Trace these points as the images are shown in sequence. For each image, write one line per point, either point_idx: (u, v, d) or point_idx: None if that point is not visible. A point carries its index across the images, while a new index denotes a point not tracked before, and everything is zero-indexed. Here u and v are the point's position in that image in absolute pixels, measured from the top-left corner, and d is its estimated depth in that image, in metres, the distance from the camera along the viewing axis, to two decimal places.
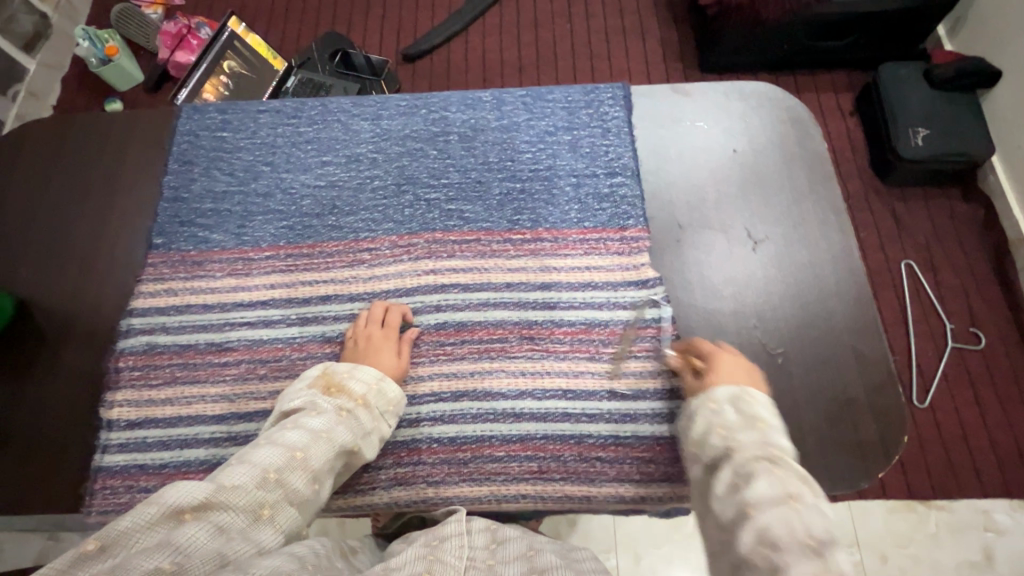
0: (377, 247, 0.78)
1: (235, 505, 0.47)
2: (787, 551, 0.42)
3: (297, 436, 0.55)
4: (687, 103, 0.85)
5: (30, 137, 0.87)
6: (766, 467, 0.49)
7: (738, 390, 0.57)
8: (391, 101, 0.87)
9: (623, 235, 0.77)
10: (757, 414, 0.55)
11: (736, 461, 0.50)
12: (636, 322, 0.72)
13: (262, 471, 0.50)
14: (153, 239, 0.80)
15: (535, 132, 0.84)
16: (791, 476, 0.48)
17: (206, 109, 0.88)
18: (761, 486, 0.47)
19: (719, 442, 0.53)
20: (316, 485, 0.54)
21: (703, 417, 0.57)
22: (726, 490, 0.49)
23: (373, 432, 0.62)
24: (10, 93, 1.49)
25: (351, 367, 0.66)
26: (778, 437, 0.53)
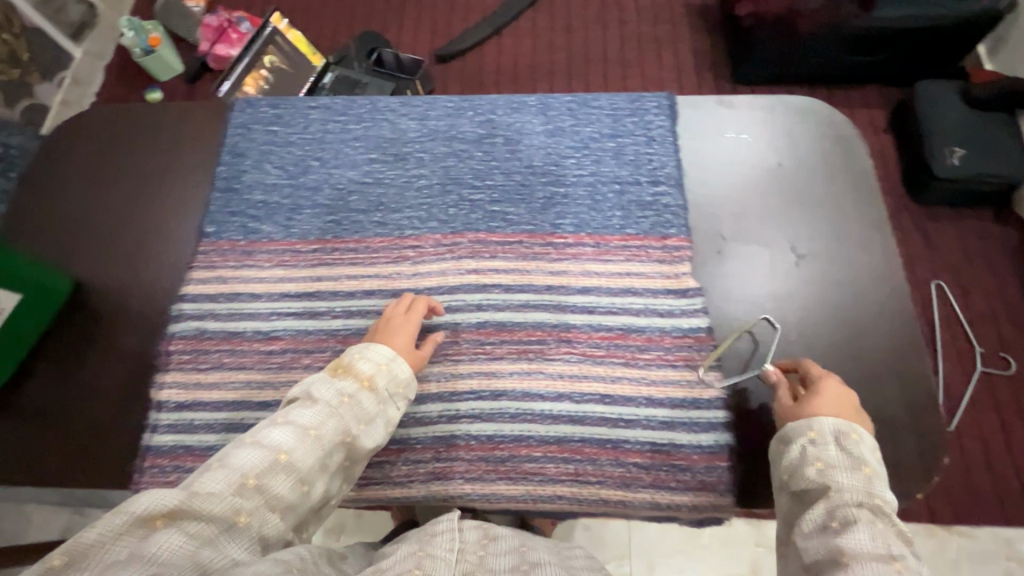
0: (421, 245, 0.79)
1: (210, 512, 0.48)
2: None
3: (284, 434, 0.56)
4: (731, 115, 0.86)
5: (91, 123, 0.91)
6: (866, 518, 0.51)
7: (849, 427, 0.57)
8: (438, 102, 0.89)
9: (665, 244, 0.77)
10: (863, 459, 0.55)
11: (835, 504, 0.52)
12: (673, 330, 0.73)
13: (240, 478, 0.51)
14: (205, 228, 0.82)
15: (579, 138, 0.85)
16: (894, 536, 0.50)
17: (258, 103, 0.91)
18: (857, 537, 0.49)
19: (816, 476, 0.55)
20: (304, 487, 0.55)
21: (796, 445, 0.58)
22: (817, 530, 0.51)
23: (378, 415, 0.62)
24: (57, 80, 1.54)
25: (363, 348, 0.66)
26: (884, 487, 0.54)
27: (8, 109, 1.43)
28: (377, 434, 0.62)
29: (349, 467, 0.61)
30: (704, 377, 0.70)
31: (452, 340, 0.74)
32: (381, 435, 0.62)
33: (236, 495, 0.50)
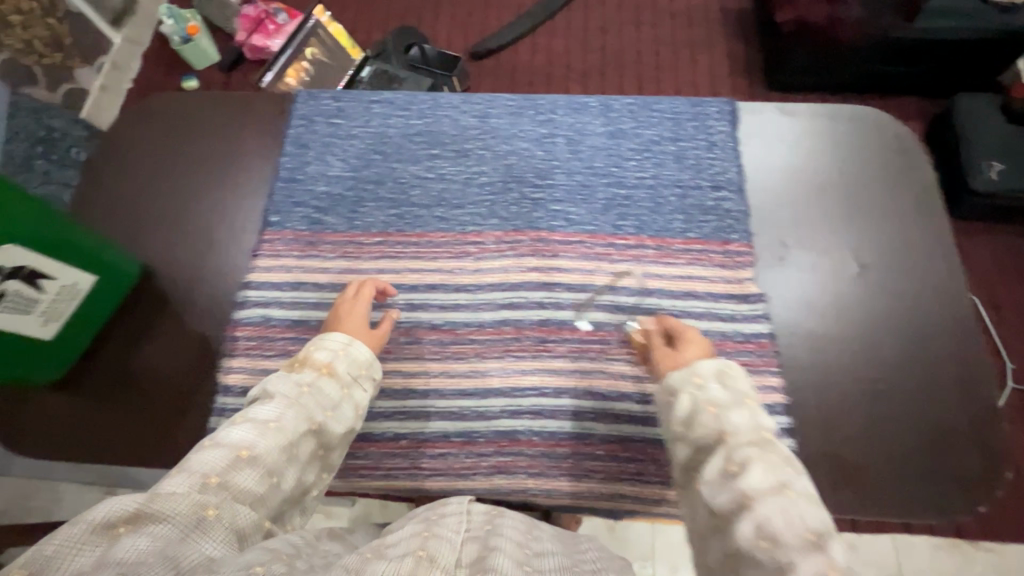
0: (483, 241, 0.80)
1: (174, 513, 0.42)
2: (788, 546, 0.42)
3: (241, 430, 0.52)
4: (793, 123, 0.86)
5: (156, 111, 0.92)
6: (758, 452, 0.49)
7: (721, 365, 0.58)
8: (499, 100, 0.90)
9: (727, 249, 0.78)
10: (745, 393, 0.56)
11: (731, 449, 0.50)
12: (734, 335, 0.73)
13: (201, 478, 0.46)
14: (270, 217, 0.83)
15: (641, 141, 0.85)
16: (784, 461, 0.48)
17: (320, 95, 0.92)
18: (755, 476, 0.47)
19: (710, 424, 0.53)
20: (273, 478, 0.51)
21: (686, 394, 0.56)
22: (719, 478, 0.49)
23: (343, 401, 0.61)
24: (97, 66, 1.53)
25: (319, 340, 0.66)
26: (765, 415, 0.53)
27: (50, 93, 1.40)
28: (348, 416, 0.61)
29: (326, 455, 0.59)
30: (765, 382, 0.71)
31: (514, 336, 0.74)
32: (351, 419, 0.61)
33: (198, 493, 0.44)
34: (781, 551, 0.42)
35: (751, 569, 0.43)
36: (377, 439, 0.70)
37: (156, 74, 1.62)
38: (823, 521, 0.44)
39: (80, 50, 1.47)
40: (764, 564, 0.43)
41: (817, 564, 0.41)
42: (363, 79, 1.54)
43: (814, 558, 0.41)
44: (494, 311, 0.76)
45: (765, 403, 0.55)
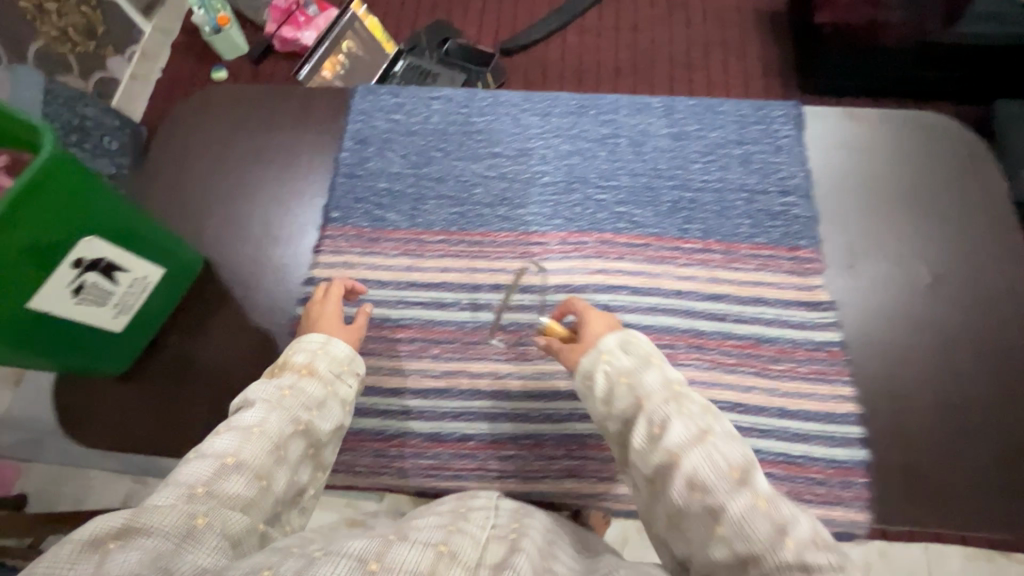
0: (547, 241, 0.79)
1: (160, 526, 0.42)
2: (716, 490, 0.45)
3: (223, 439, 0.50)
4: (861, 129, 0.85)
5: (215, 102, 0.92)
6: (676, 409, 0.50)
7: (624, 336, 0.57)
8: (561, 99, 0.89)
9: (795, 255, 0.77)
10: (648, 353, 0.55)
11: (648, 411, 0.51)
12: (805, 342, 0.72)
13: (187, 489, 0.45)
14: (331, 213, 0.83)
15: (705, 144, 0.85)
16: (698, 410, 0.50)
17: (379, 91, 0.91)
18: (677, 431, 0.48)
19: (626, 394, 0.53)
20: (264, 481, 0.49)
21: (600, 372, 0.55)
22: (646, 442, 0.50)
23: (328, 398, 0.59)
24: (127, 54, 1.48)
25: (296, 343, 0.63)
26: (670, 368, 0.54)
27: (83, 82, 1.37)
28: (334, 415, 0.58)
29: (318, 454, 0.57)
30: (838, 391, 0.70)
31: None
32: (339, 416, 0.59)
33: (185, 504, 0.44)
34: (714, 497, 0.45)
35: (695, 523, 0.45)
36: (445, 439, 0.70)
37: (186, 62, 1.56)
38: (743, 457, 0.47)
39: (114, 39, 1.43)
40: (700, 513, 0.45)
41: (746, 501, 0.44)
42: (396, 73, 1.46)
43: (742, 496, 0.44)
44: None
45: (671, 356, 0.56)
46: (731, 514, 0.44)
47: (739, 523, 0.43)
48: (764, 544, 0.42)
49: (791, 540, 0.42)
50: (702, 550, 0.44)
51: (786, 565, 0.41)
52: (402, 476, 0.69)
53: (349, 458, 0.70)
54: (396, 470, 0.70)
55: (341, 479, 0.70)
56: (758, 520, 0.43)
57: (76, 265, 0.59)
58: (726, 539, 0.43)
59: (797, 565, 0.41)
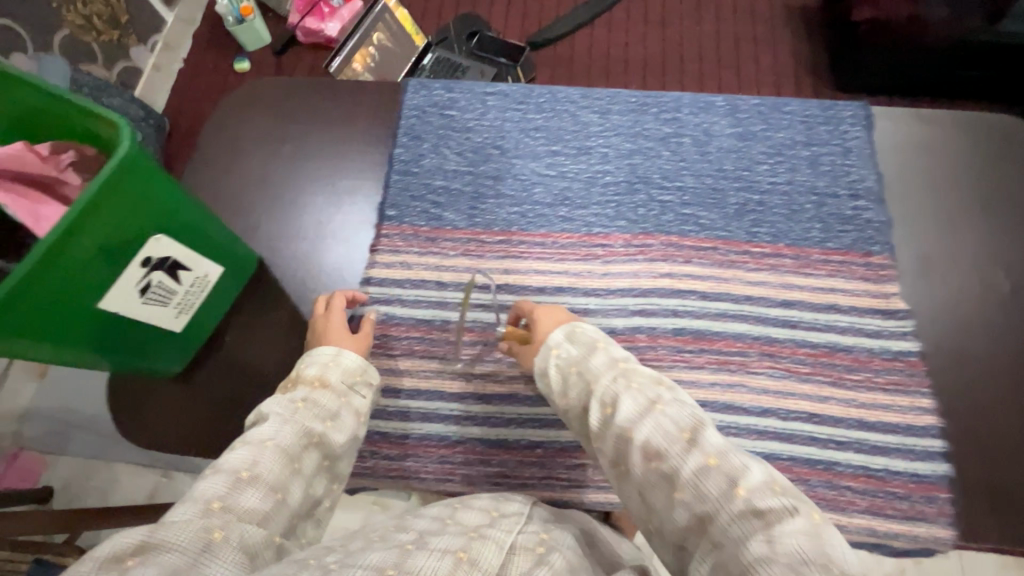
0: (611, 243, 0.77)
1: (179, 542, 0.41)
2: (669, 454, 0.45)
3: (238, 454, 0.49)
4: (936, 131, 0.82)
5: (264, 92, 0.88)
6: (624, 385, 0.51)
7: (569, 327, 0.60)
8: (621, 96, 0.87)
9: (869, 261, 0.74)
10: (594, 339, 0.57)
11: (598, 392, 0.52)
12: (882, 352, 0.70)
13: (204, 505, 0.44)
14: (386, 212, 0.81)
15: (772, 145, 0.82)
16: (646, 381, 0.51)
17: (432, 85, 0.89)
18: (627, 406, 0.49)
19: (577, 382, 0.55)
20: (280, 493, 0.49)
21: (552, 364, 0.58)
22: (601, 422, 0.51)
23: (342, 409, 0.58)
24: (149, 43, 1.40)
25: (307, 356, 0.62)
26: (616, 348, 0.56)
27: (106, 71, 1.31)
28: (348, 426, 0.58)
29: (333, 467, 0.56)
30: (917, 403, 0.67)
31: (649, 345, 0.72)
32: (352, 427, 0.58)
33: (202, 519, 0.43)
34: (668, 461, 0.45)
35: (657, 493, 0.46)
36: (512, 446, 0.69)
37: (209, 54, 1.49)
38: (693, 416, 0.47)
39: (137, 28, 1.35)
40: (660, 480, 0.45)
41: (698, 461, 0.44)
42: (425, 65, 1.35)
43: (694, 456, 0.44)
44: (625, 317, 0.73)
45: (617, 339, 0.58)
46: (685, 476, 0.44)
47: (694, 483, 0.43)
48: (719, 499, 0.42)
49: (742, 491, 0.42)
50: (666, 517, 0.45)
51: (738, 515, 0.41)
52: (468, 483, 0.67)
53: (414, 464, 0.68)
54: (461, 477, 0.68)
55: (406, 485, 0.68)
56: (710, 477, 0.43)
57: (144, 265, 0.58)
58: (684, 502, 0.44)
59: (749, 513, 0.41)
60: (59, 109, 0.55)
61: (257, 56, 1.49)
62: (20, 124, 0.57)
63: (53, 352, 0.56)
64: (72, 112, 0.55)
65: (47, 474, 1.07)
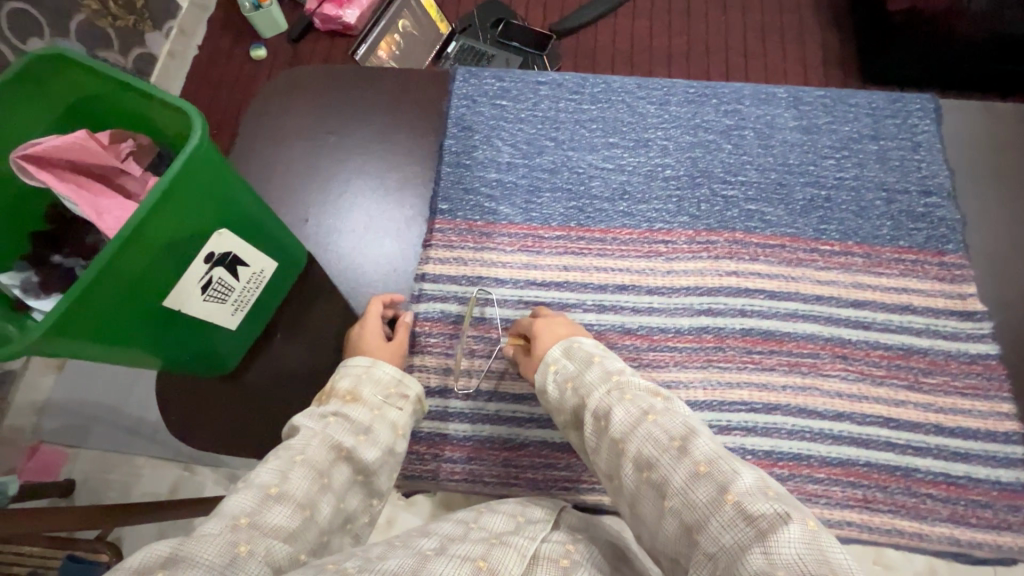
0: (674, 240, 0.74)
1: (205, 558, 0.38)
2: (660, 465, 0.43)
3: (268, 466, 0.46)
4: (1006, 125, 0.79)
5: (305, 78, 0.84)
6: (616, 396, 0.49)
7: (566, 342, 0.57)
8: (679, 86, 0.83)
9: (943, 260, 0.72)
10: (590, 353, 0.55)
11: (591, 406, 0.50)
12: (959, 355, 0.68)
13: (231, 520, 0.42)
14: (438, 205, 0.78)
15: (837, 138, 0.79)
16: (641, 394, 0.49)
17: (481, 73, 0.85)
18: (619, 417, 0.48)
19: (571, 396, 0.53)
20: (308, 510, 0.45)
21: (548, 380, 0.56)
22: (596, 436, 0.49)
23: (375, 422, 0.54)
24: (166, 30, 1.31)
25: (340, 365, 0.58)
26: (613, 361, 0.53)
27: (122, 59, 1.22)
28: (383, 440, 0.53)
29: (369, 481, 0.52)
30: (997, 408, 0.66)
31: (716, 346, 0.69)
32: (387, 441, 0.54)
33: (228, 535, 0.40)
34: (656, 471, 0.43)
35: (648, 504, 0.44)
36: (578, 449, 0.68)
37: (224, 40, 1.41)
38: (685, 426, 0.45)
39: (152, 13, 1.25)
40: (651, 491, 0.44)
41: (688, 469, 0.42)
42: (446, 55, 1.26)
43: (682, 464, 0.42)
44: (691, 317, 0.71)
45: (614, 352, 0.55)
46: (674, 485, 0.42)
47: (683, 491, 0.41)
48: (707, 508, 0.40)
49: (732, 496, 0.39)
50: (659, 529, 0.43)
51: (729, 522, 0.38)
52: (534, 487, 0.67)
53: (477, 467, 0.68)
54: (527, 481, 0.67)
55: (468, 490, 0.68)
56: (698, 485, 0.41)
57: (207, 261, 0.56)
58: (675, 511, 0.41)
59: (740, 520, 0.38)
60: (119, 97, 0.53)
61: (273, 42, 1.41)
62: (77, 113, 0.54)
63: (117, 353, 0.53)
64: (134, 100, 0.53)
65: (70, 466, 0.97)
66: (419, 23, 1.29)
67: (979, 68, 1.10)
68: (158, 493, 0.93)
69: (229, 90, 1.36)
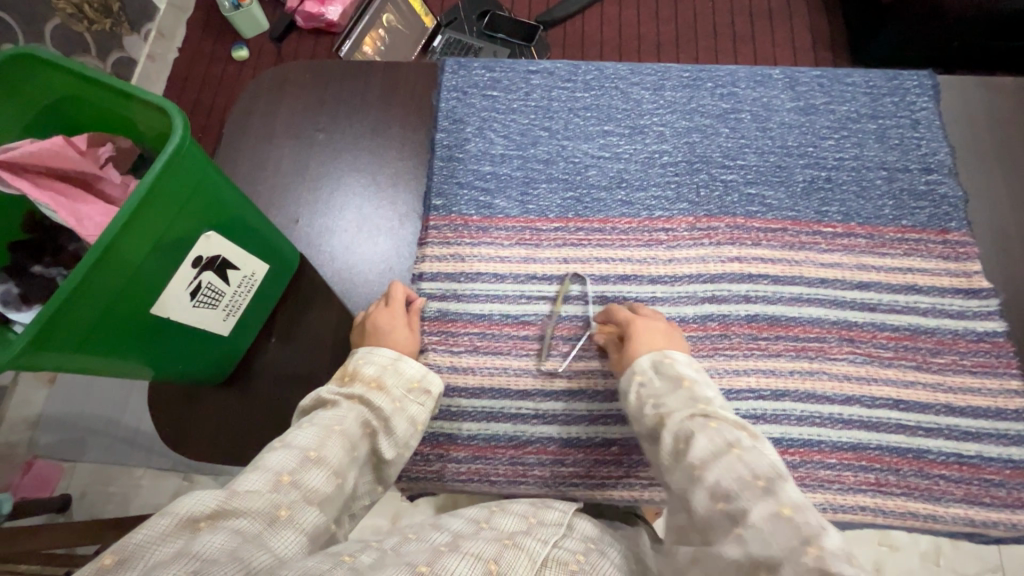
0: (674, 228, 0.73)
1: (250, 509, 0.39)
2: (741, 499, 0.41)
3: (307, 432, 0.46)
4: (1001, 99, 0.78)
5: (289, 77, 0.81)
6: (702, 423, 0.47)
7: (657, 355, 0.55)
8: (672, 70, 0.82)
9: (946, 238, 0.71)
10: (680, 373, 0.53)
11: (671, 426, 0.48)
12: (967, 333, 0.68)
13: (274, 477, 0.42)
14: (431, 200, 0.76)
15: (836, 118, 0.78)
16: (729, 426, 0.47)
17: (470, 64, 0.83)
18: (701, 446, 0.46)
19: (651, 414, 0.51)
20: (341, 479, 0.45)
21: (631, 388, 0.54)
22: (671, 456, 0.47)
23: (396, 414, 0.53)
24: (143, 31, 1.27)
25: (365, 351, 0.57)
26: (704, 391, 0.51)
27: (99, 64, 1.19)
28: (402, 434, 0.52)
29: (379, 467, 0.52)
30: (1006, 385, 0.66)
31: (722, 334, 0.68)
32: (404, 436, 0.53)
33: (275, 492, 0.41)
34: (736, 502, 0.42)
35: (713, 532, 0.42)
36: (584, 445, 0.66)
37: (205, 42, 1.37)
38: (773, 468, 0.43)
39: (128, 15, 1.21)
40: (722, 521, 0.41)
41: (771, 509, 0.40)
42: (432, 49, 1.24)
43: (766, 504, 0.40)
44: (696, 305, 0.69)
45: (708, 383, 0.52)
46: (752, 519, 0.40)
47: (760, 529, 0.39)
48: (784, 552, 0.37)
49: (816, 549, 0.37)
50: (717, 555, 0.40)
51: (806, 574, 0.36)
52: (541, 484, 0.66)
53: (482, 467, 0.67)
54: (534, 479, 0.66)
55: (474, 489, 0.66)
56: (780, 528, 0.39)
57: (195, 265, 0.54)
58: (743, 540, 0.39)
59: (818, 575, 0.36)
60: (94, 96, 0.50)
61: (255, 42, 1.37)
62: (50, 115, 0.52)
63: (111, 365, 0.52)
64: (111, 99, 0.50)
65: (65, 482, 0.95)
66: (404, 17, 1.26)
67: (970, 43, 1.08)
68: (158, 505, 0.91)
69: (213, 93, 1.33)
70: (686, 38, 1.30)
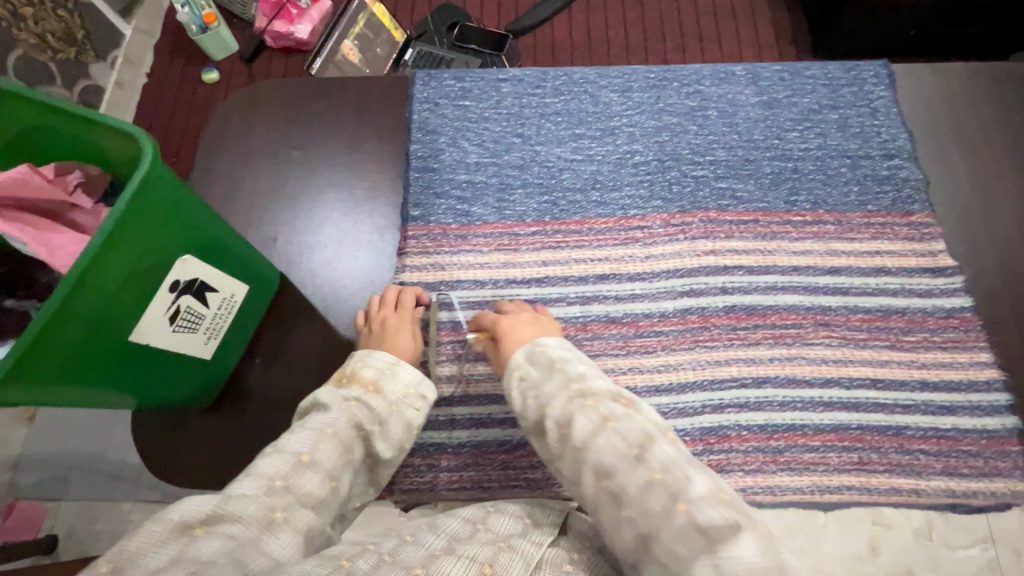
0: (649, 225, 0.74)
1: (244, 515, 0.39)
2: (618, 472, 0.43)
3: (300, 435, 0.46)
4: (955, 84, 0.81)
5: (261, 97, 0.81)
6: (577, 405, 0.49)
7: (532, 346, 0.56)
8: (639, 71, 0.84)
9: (911, 220, 0.74)
10: (553, 359, 0.55)
11: (553, 414, 0.50)
12: (936, 310, 0.70)
13: (267, 481, 0.42)
14: (409, 211, 0.76)
15: (799, 110, 0.80)
16: (602, 400, 0.49)
17: (440, 76, 0.84)
18: (581, 426, 0.47)
19: (533, 406, 0.52)
20: (335, 481, 0.46)
21: (515, 386, 0.55)
22: (557, 443, 0.49)
23: (392, 417, 0.54)
24: (108, 58, 1.26)
25: (365, 354, 0.58)
26: (576, 371, 0.53)
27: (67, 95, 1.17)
28: (398, 436, 0.53)
29: (375, 469, 0.53)
30: (976, 358, 0.68)
31: (701, 326, 0.69)
32: (399, 438, 0.54)
33: (267, 498, 0.41)
34: (613, 478, 0.43)
35: (605, 512, 0.43)
36: None
37: (174, 65, 1.36)
38: (643, 432, 0.46)
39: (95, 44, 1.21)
40: (609, 499, 0.43)
41: (643, 477, 0.42)
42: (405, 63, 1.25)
43: (639, 471, 0.43)
44: (673, 299, 0.71)
45: (578, 360, 0.55)
46: (631, 492, 0.42)
47: (638, 500, 0.41)
48: (662, 516, 0.40)
49: (685, 504, 0.40)
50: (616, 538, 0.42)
51: (681, 532, 0.39)
52: (535, 487, 0.66)
53: (474, 474, 0.67)
54: (527, 482, 0.66)
55: (467, 497, 0.66)
56: (652, 492, 0.41)
57: (173, 290, 0.53)
58: (631, 519, 0.41)
59: (691, 529, 0.38)
60: (56, 125, 0.50)
61: (225, 64, 1.36)
62: (14, 146, 0.51)
63: (89, 398, 0.51)
64: (75, 127, 0.50)
65: (51, 521, 0.92)
66: (374, 32, 1.26)
67: (925, 31, 1.12)
68: None
69: (185, 116, 1.31)
70: (654, 39, 1.33)
